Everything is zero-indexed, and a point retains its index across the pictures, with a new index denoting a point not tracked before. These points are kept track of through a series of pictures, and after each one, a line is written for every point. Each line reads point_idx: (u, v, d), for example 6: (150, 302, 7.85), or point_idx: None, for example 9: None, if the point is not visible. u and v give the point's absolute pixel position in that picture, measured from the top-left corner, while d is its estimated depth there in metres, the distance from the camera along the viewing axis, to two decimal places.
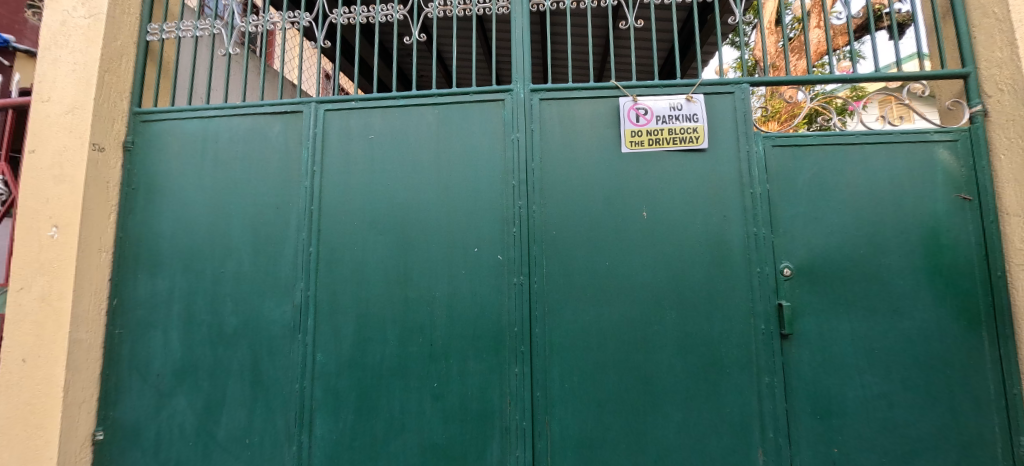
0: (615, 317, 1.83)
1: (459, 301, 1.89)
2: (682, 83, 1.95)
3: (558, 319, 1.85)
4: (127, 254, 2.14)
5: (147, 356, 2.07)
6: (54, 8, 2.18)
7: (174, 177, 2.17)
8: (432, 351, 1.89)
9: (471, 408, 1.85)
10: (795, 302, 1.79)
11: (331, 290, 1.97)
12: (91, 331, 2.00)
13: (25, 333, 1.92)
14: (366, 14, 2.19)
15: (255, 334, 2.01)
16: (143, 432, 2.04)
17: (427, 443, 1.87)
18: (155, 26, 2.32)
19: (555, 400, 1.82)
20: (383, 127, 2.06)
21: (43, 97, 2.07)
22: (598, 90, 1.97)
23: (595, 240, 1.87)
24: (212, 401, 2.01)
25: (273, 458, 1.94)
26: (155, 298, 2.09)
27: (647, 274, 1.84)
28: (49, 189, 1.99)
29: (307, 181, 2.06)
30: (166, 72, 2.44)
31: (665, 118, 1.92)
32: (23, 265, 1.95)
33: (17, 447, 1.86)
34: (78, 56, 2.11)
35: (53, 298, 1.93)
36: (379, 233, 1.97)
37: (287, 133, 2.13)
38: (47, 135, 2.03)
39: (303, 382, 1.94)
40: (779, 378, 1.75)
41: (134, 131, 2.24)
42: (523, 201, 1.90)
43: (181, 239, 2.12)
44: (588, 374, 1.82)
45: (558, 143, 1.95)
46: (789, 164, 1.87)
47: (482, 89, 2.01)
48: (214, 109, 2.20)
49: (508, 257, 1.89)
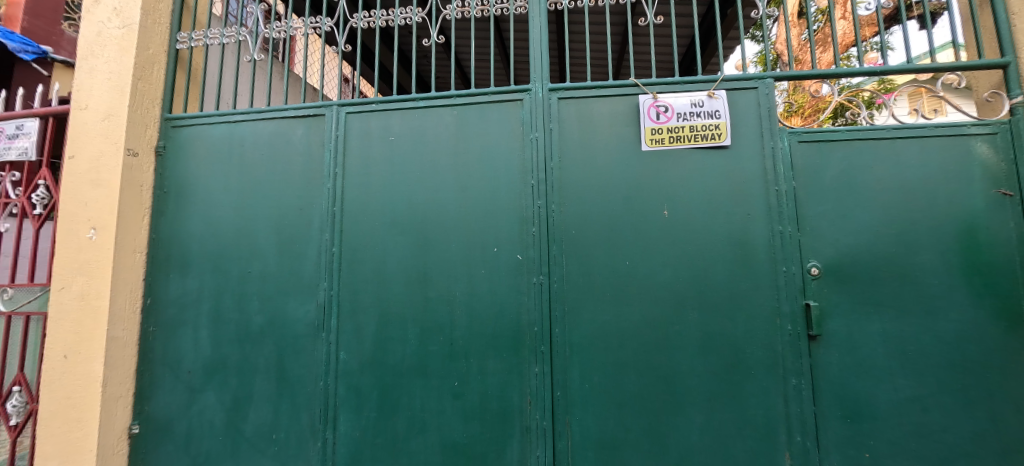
0: (636, 317, 1.81)
1: (478, 301, 1.90)
2: (703, 79, 1.91)
3: (577, 319, 1.84)
4: (159, 255, 2.22)
5: (177, 353, 2.15)
6: (90, 19, 2.28)
7: (203, 181, 2.25)
8: (452, 350, 1.90)
9: (491, 407, 1.86)
10: (824, 302, 1.74)
11: (353, 290, 2.01)
12: (127, 328, 2.09)
13: (66, 330, 2.02)
14: (385, 18, 2.21)
15: (280, 333, 2.06)
16: (175, 426, 2.11)
17: (447, 441, 1.88)
18: (184, 34, 2.41)
19: (575, 400, 1.81)
20: (403, 128, 2.09)
21: (81, 105, 2.17)
22: (617, 88, 1.95)
23: (614, 239, 1.86)
24: (239, 397, 2.07)
25: (298, 454, 1.99)
26: (185, 297, 2.17)
27: (668, 274, 1.82)
28: (88, 193, 2.09)
29: (329, 182, 2.10)
30: (195, 79, 2.53)
31: (686, 115, 1.89)
32: (65, 266, 2.05)
33: (60, 438, 1.96)
34: (113, 65, 2.20)
35: (92, 297, 2.02)
36: (399, 233, 2.00)
37: (309, 136, 2.18)
38: (85, 141, 2.13)
39: (327, 379, 1.98)
40: (806, 380, 1.70)
41: (165, 136, 2.32)
42: (542, 200, 1.90)
43: (209, 240, 2.18)
44: (609, 374, 1.80)
45: (577, 141, 1.94)
46: (816, 160, 1.82)
47: (501, 89, 2.01)
48: (240, 114, 2.26)
49: (526, 256, 1.89)
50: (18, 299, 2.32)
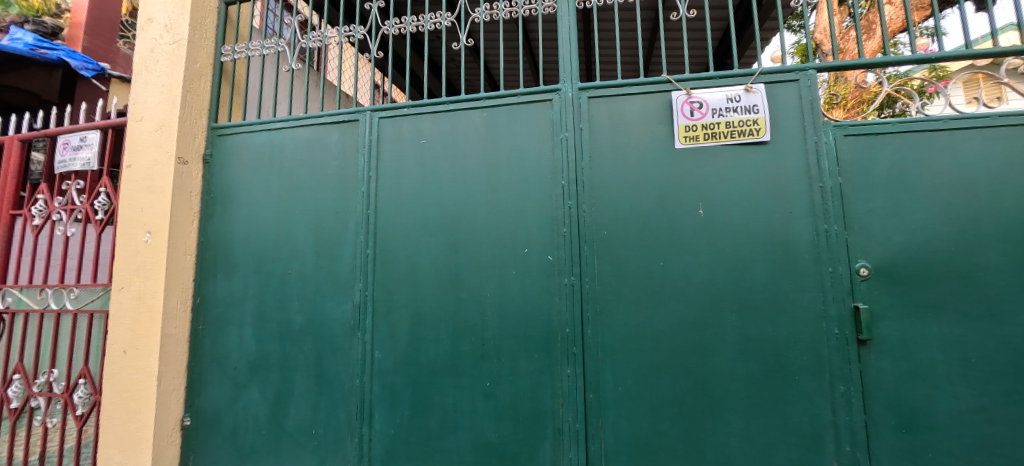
0: (670, 319, 1.77)
1: (509, 301, 1.91)
2: (740, 73, 1.85)
3: (610, 321, 1.81)
4: (207, 257, 2.34)
5: (224, 350, 2.26)
6: (145, 37, 2.44)
7: (246, 186, 2.35)
8: (484, 351, 1.91)
9: (523, 408, 1.86)
10: (875, 305, 1.64)
11: (387, 291, 2.05)
12: (179, 326, 2.22)
13: (126, 328, 2.17)
14: (416, 24, 2.25)
15: (319, 332, 2.13)
16: (222, 419, 2.23)
17: (480, 441, 1.89)
18: (227, 47, 2.53)
19: (608, 403, 1.78)
20: (433, 131, 2.12)
21: (136, 116, 2.33)
22: (649, 85, 1.92)
23: (647, 238, 1.82)
24: (281, 393, 2.16)
25: (336, 449, 2.05)
26: (230, 297, 2.28)
27: (704, 274, 1.76)
28: (144, 199, 2.24)
29: (363, 186, 2.15)
30: (238, 89, 2.65)
31: (722, 111, 1.83)
32: (124, 267, 2.21)
33: (122, 428, 2.11)
34: (164, 78, 2.35)
35: (148, 297, 2.16)
36: (431, 235, 2.03)
37: (344, 140, 2.25)
38: (141, 150, 2.29)
39: (363, 378, 2.03)
40: (855, 387, 1.61)
41: (213, 144, 2.45)
42: (572, 200, 1.89)
43: (252, 243, 2.29)
44: (643, 377, 1.77)
45: (607, 141, 1.92)
46: (864, 155, 1.72)
47: (530, 90, 2.01)
48: (280, 121, 2.36)
49: (557, 257, 1.88)
50: (83, 298, 2.54)
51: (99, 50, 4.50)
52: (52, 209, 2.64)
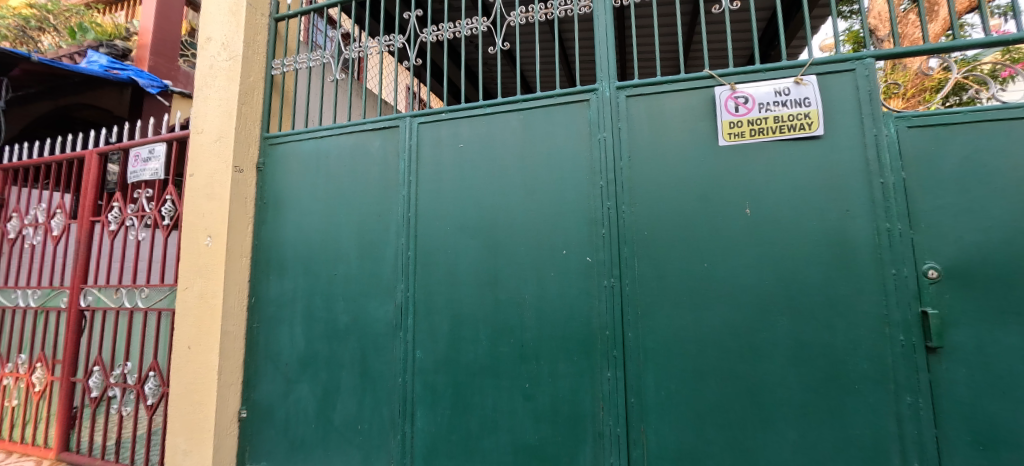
0: (715, 322, 1.71)
1: (548, 303, 1.90)
2: (789, 65, 1.76)
3: (651, 324, 1.77)
4: (260, 259, 2.49)
5: (276, 347, 2.39)
6: (205, 55, 2.63)
7: (295, 192, 2.48)
8: (523, 352, 1.92)
9: (563, 411, 1.85)
10: (946, 309, 1.51)
11: (427, 292, 2.10)
12: (237, 324, 2.37)
13: (190, 325, 2.35)
14: (452, 30, 2.28)
15: (363, 331, 2.21)
16: (275, 412, 2.35)
17: (519, 442, 1.90)
18: (277, 61, 2.68)
19: (650, 407, 1.74)
20: (471, 135, 2.15)
21: (198, 129, 2.52)
22: (690, 81, 1.86)
23: (690, 239, 1.77)
24: (329, 389, 2.26)
25: (380, 445, 2.12)
26: (282, 297, 2.41)
27: (752, 276, 1.69)
28: (205, 206, 2.41)
29: (404, 190, 2.22)
30: (286, 100, 2.80)
31: (770, 105, 1.75)
32: (189, 269, 2.39)
33: (188, 417, 2.29)
34: (221, 93, 2.52)
35: (209, 297, 2.32)
36: (469, 236, 2.06)
37: (385, 146, 2.33)
38: (203, 160, 2.47)
39: (405, 376, 2.09)
40: (924, 398, 1.49)
41: (265, 154, 2.60)
42: (612, 201, 1.86)
43: (301, 246, 2.41)
44: (686, 382, 1.71)
45: (647, 140, 1.88)
46: (932, 147, 1.59)
47: (567, 90, 2.00)
48: (325, 130, 2.47)
49: (596, 258, 1.86)
50: (153, 297, 2.74)
51: (162, 68, 4.89)
52: (126, 216, 2.89)
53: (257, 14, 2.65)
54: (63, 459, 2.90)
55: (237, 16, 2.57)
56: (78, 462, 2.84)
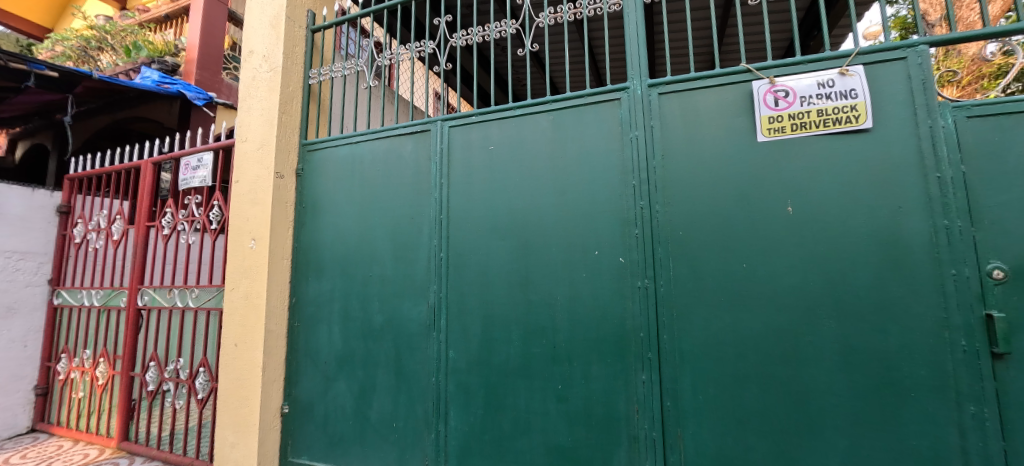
0: (756, 325, 1.65)
1: (580, 304, 1.89)
2: (833, 55, 1.68)
3: (687, 326, 1.73)
4: (300, 261, 2.59)
5: (315, 346, 2.48)
6: (248, 67, 2.77)
7: (332, 197, 2.57)
8: (555, 353, 1.91)
9: (597, 413, 1.83)
10: (1014, 313, 1.40)
11: (459, 293, 2.13)
12: (279, 323, 2.48)
13: (237, 324, 2.47)
14: (482, 34, 2.30)
15: (397, 331, 2.26)
16: (315, 408, 2.44)
17: (552, 444, 1.89)
18: (314, 71, 2.79)
19: (687, 412, 1.70)
20: (501, 137, 2.17)
21: (243, 138, 2.66)
22: (726, 75, 1.81)
23: (727, 238, 1.72)
24: (365, 387, 2.32)
25: (415, 443, 2.17)
26: (320, 297, 2.50)
27: (795, 277, 1.62)
28: (249, 211, 2.54)
29: (436, 192, 2.26)
30: (323, 108, 2.90)
31: (812, 98, 1.68)
32: (236, 270, 2.53)
33: (235, 411, 2.42)
34: (263, 103, 2.64)
35: (254, 297, 2.44)
36: (500, 238, 2.08)
37: (417, 150, 2.38)
38: (247, 168, 2.61)
39: (439, 376, 2.12)
40: (990, 408, 1.38)
41: (304, 160, 2.71)
42: (645, 201, 1.83)
43: (338, 248, 2.49)
44: (725, 386, 1.66)
45: (681, 138, 1.84)
46: (995, 138, 1.48)
47: (598, 90, 1.98)
48: (360, 135, 2.55)
49: (629, 259, 1.83)
50: (202, 297, 2.91)
51: (207, 81, 5.20)
52: (177, 221, 3.08)
53: (296, 26, 2.77)
54: (123, 447, 3.12)
55: (277, 30, 2.69)
56: (137, 451, 3.04)
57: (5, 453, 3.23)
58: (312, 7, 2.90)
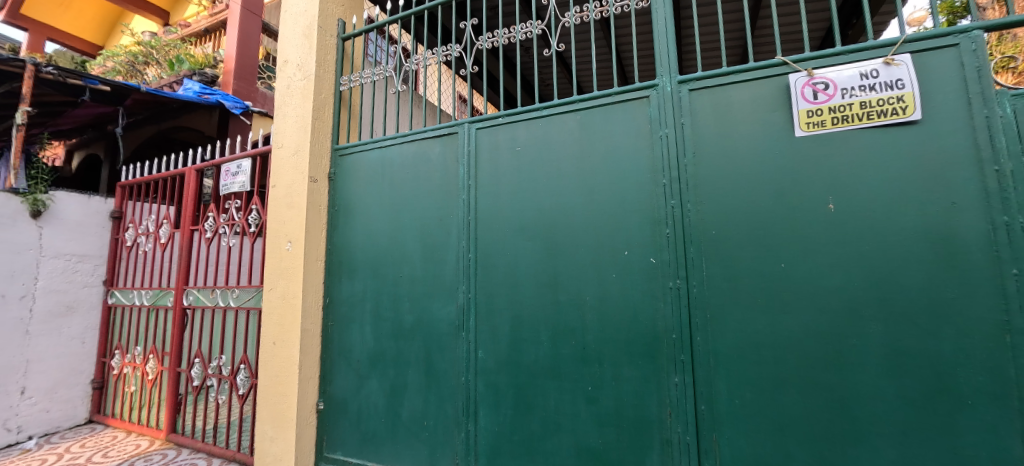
0: (795, 327, 1.59)
1: (610, 305, 1.87)
2: (877, 44, 1.60)
3: (721, 327, 1.69)
4: (334, 262, 2.67)
5: (348, 345, 2.55)
6: (283, 77, 2.88)
7: (363, 200, 2.64)
8: (584, 354, 1.90)
9: (628, 416, 1.80)
10: None
11: (488, 294, 2.15)
12: (313, 322, 2.56)
13: (275, 323, 2.58)
14: (508, 35, 2.30)
15: (427, 331, 2.30)
16: (349, 406, 2.51)
17: (582, 446, 1.88)
18: (345, 78, 2.87)
19: (722, 416, 1.65)
20: (528, 138, 2.18)
21: (279, 145, 2.77)
22: (761, 69, 1.75)
23: (764, 237, 1.66)
24: (396, 385, 2.37)
25: (445, 442, 2.19)
26: (352, 298, 2.57)
27: (837, 277, 1.55)
28: (286, 214, 2.64)
29: (464, 194, 2.29)
30: (353, 113, 2.98)
31: (854, 90, 1.60)
32: (274, 271, 2.63)
33: (274, 407, 2.52)
34: (297, 110, 2.74)
35: (291, 297, 2.53)
36: (528, 239, 2.09)
37: (445, 152, 2.41)
38: (283, 173, 2.71)
39: (468, 375, 2.15)
40: None
41: (336, 164, 2.79)
42: (675, 200, 1.80)
43: (369, 249, 2.56)
44: (763, 390, 1.61)
45: (713, 135, 1.79)
46: None
47: (626, 88, 1.96)
48: (389, 139, 2.60)
49: (660, 259, 1.80)
50: (242, 297, 3.04)
51: (244, 91, 5.45)
52: (219, 225, 3.23)
53: (327, 35, 2.86)
54: (171, 439, 3.30)
55: (310, 39, 2.79)
56: (184, 443, 3.21)
57: (66, 442, 3.46)
58: (342, 16, 2.99)
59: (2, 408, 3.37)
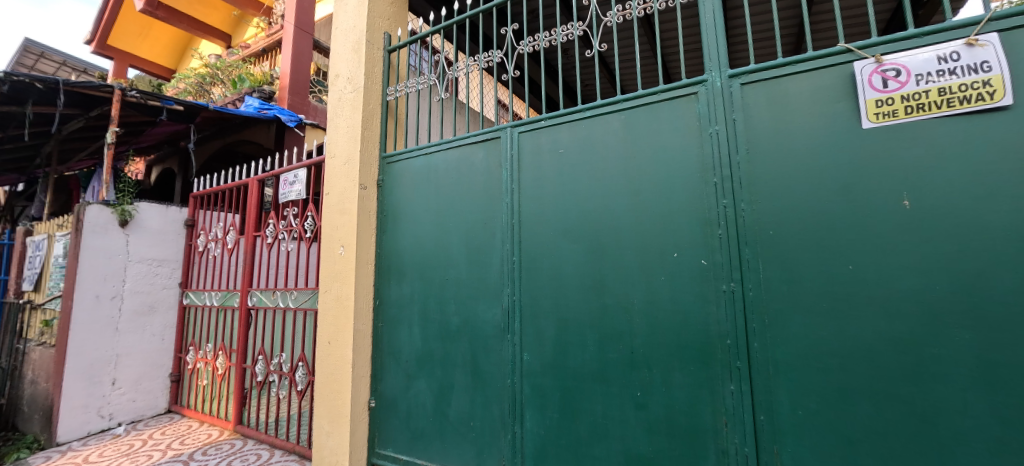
0: (866, 334, 1.47)
1: (658, 308, 1.82)
2: (957, 24, 1.45)
3: (780, 332, 1.60)
4: (383, 266, 2.78)
5: (397, 346, 2.64)
6: (335, 90, 3.05)
7: (409, 206, 2.73)
8: (633, 359, 1.86)
9: (680, 423, 1.74)
10: None
11: (533, 296, 2.16)
12: (365, 323, 2.68)
13: (330, 323, 2.72)
14: (549, 38, 2.29)
15: (473, 332, 2.34)
16: (398, 405, 2.59)
17: (632, 452, 1.84)
18: (391, 88, 2.99)
19: (784, 428, 1.56)
20: (571, 140, 2.17)
21: (332, 155, 2.94)
22: (821, 59, 1.64)
23: (828, 238, 1.56)
24: (444, 386, 2.43)
25: (492, 443, 2.22)
26: (401, 300, 2.66)
27: (914, 280, 1.42)
28: (338, 220, 2.79)
29: (508, 198, 2.31)
30: (399, 122, 3.10)
31: (931, 75, 1.47)
32: (329, 274, 2.78)
33: (330, 403, 2.65)
34: (348, 121, 2.88)
35: (344, 298, 2.67)
36: (573, 241, 2.07)
37: (488, 158, 2.45)
38: (336, 181, 2.87)
39: (514, 378, 2.16)
40: None
41: (384, 172, 2.91)
42: (728, 199, 1.72)
43: (416, 253, 2.64)
44: (829, 400, 1.50)
45: (768, 130, 1.71)
46: None
47: (672, 85, 1.91)
48: (434, 146, 2.68)
49: (712, 261, 1.73)
50: (300, 298, 3.24)
51: (297, 104, 5.81)
52: (279, 231, 3.48)
53: (375, 48, 3.00)
54: (238, 430, 3.56)
55: (359, 53, 2.93)
56: (249, 435, 3.46)
57: (149, 429, 3.83)
58: (388, 29, 3.12)
59: (97, 397, 3.81)
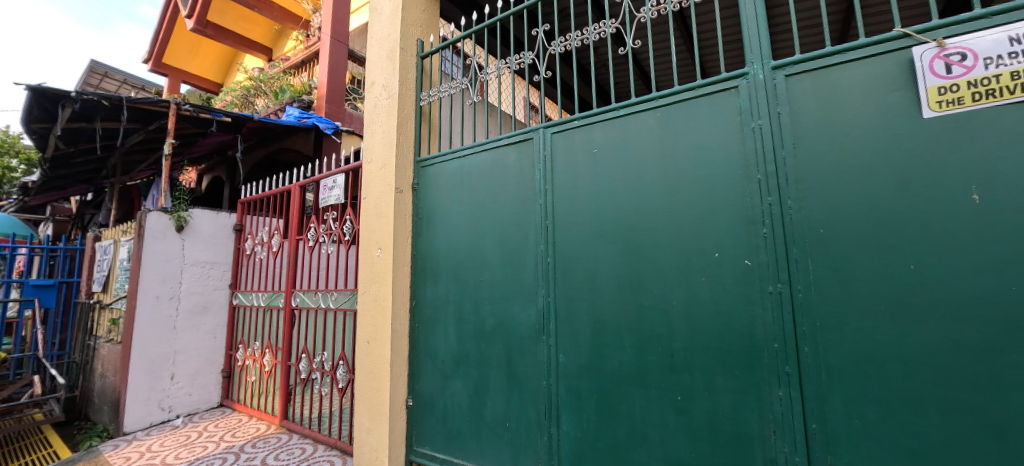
0: (930, 338, 1.36)
1: (699, 311, 1.76)
2: None
3: (834, 336, 1.51)
4: (419, 268, 2.84)
5: (434, 346, 2.69)
6: (371, 97, 3.14)
7: (443, 208, 2.78)
8: (672, 362, 1.81)
9: (724, 430, 1.68)
10: None
11: (568, 297, 2.15)
12: (402, 323, 2.75)
13: (368, 323, 2.81)
14: (580, 38, 2.27)
15: (508, 334, 2.35)
16: (436, 404, 2.64)
17: (673, 458, 1.79)
18: (424, 93, 3.05)
19: (839, 437, 1.47)
20: (605, 139, 2.14)
21: (369, 160, 3.03)
22: (875, 45, 1.54)
23: (885, 236, 1.46)
24: (480, 386, 2.45)
25: (528, 444, 2.22)
26: (437, 300, 2.71)
27: (988, 281, 1.31)
28: (376, 223, 2.87)
29: (542, 199, 2.31)
30: (432, 127, 3.15)
31: (1002, 59, 1.35)
32: (367, 275, 2.87)
33: (370, 401, 2.74)
34: (384, 126, 2.97)
35: (382, 299, 2.75)
36: (609, 242, 2.05)
37: (521, 159, 2.46)
38: (373, 185, 2.95)
39: (550, 379, 2.16)
40: None
41: (419, 175, 2.97)
42: (773, 196, 1.65)
43: (451, 255, 2.68)
44: (889, 409, 1.41)
45: (816, 123, 1.62)
46: None
47: (711, 80, 1.84)
48: (467, 149, 2.71)
49: (756, 261, 1.66)
50: (340, 299, 3.37)
51: (334, 112, 6.04)
52: (320, 234, 3.63)
53: (408, 55, 3.07)
54: (284, 425, 3.74)
55: (393, 61, 3.01)
56: (294, 429, 3.62)
57: (204, 422, 4.08)
58: (420, 36, 3.19)
59: (158, 390, 4.10)
